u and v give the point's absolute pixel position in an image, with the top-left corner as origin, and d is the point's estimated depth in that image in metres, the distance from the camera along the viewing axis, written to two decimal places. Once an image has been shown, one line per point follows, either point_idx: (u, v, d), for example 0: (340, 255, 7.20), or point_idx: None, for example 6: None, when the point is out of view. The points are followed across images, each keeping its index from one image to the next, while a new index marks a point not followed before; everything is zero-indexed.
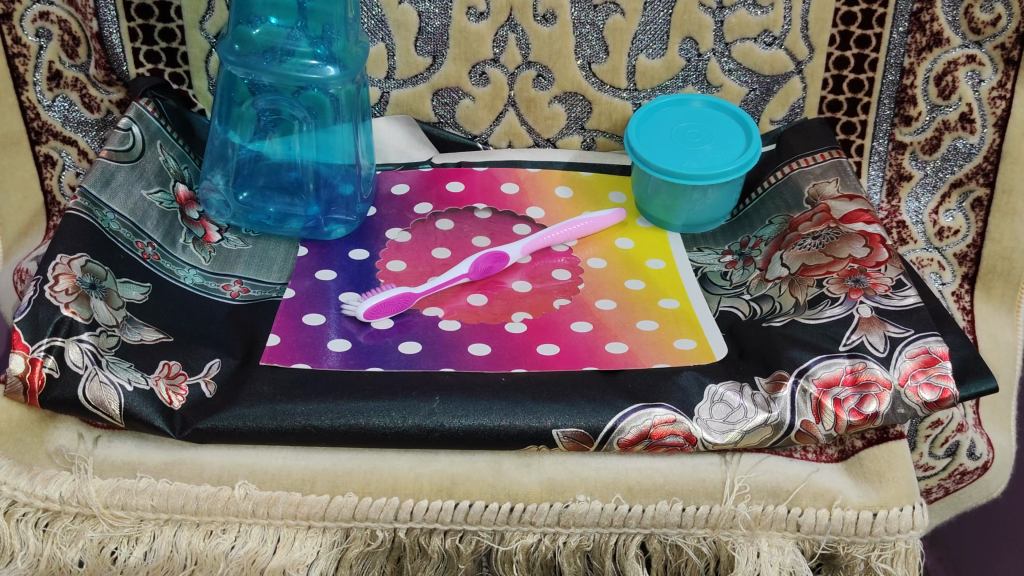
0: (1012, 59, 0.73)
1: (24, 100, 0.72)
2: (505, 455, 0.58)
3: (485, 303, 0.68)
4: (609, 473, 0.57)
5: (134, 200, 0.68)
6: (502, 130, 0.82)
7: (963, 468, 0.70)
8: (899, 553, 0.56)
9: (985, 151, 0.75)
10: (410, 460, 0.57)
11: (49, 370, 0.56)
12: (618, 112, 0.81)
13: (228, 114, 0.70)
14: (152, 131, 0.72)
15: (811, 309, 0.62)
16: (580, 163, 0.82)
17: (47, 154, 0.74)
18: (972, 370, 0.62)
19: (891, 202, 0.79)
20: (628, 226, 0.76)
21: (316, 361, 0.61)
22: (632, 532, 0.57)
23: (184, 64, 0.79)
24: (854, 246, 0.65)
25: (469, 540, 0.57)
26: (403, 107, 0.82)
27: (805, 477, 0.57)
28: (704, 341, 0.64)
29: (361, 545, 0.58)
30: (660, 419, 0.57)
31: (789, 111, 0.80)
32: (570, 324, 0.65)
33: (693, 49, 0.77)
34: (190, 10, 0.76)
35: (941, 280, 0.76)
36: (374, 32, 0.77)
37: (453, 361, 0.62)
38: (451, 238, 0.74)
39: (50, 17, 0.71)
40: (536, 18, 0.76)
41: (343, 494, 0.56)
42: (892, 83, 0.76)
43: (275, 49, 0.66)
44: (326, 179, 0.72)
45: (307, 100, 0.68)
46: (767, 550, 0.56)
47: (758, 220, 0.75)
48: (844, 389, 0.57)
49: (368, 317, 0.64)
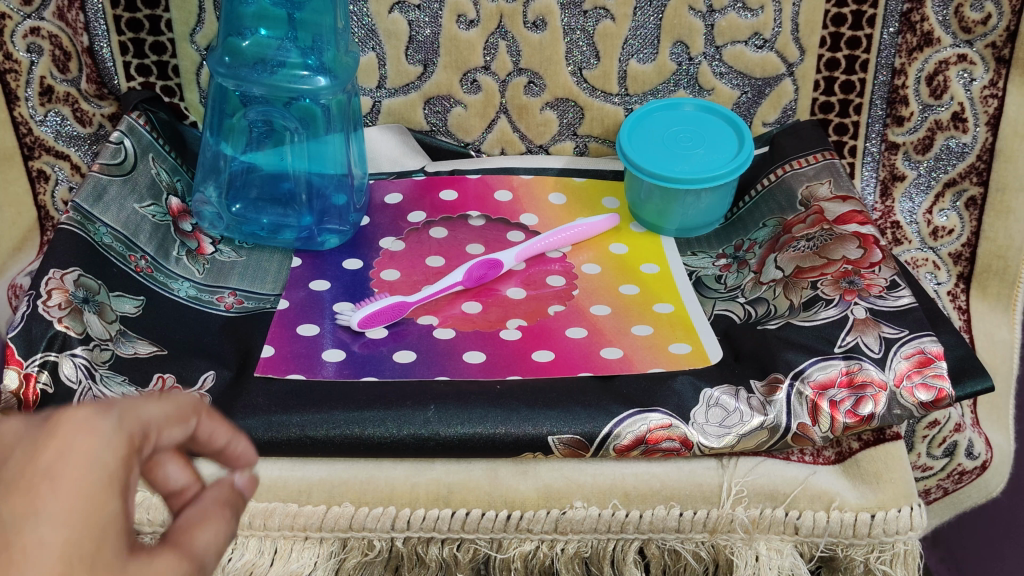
0: (1003, 58, 0.73)
1: (17, 115, 0.72)
2: (501, 462, 0.58)
3: (479, 311, 0.68)
4: (606, 479, 0.57)
5: (126, 213, 0.68)
6: (494, 137, 0.82)
7: (961, 468, 0.70)
8: (898, 554, 0.56)
9: (978, 150, 0.75)
10: (406, 469, 0.57)
11: (43, 386, 0.55)
12: (610, 117, 0.81)
13: (219, 126, 0.70)
14: (144, 144, 0.72)
15: (806, 311, 0.62)
16: (573, 169, 0.82)
17: (39, 169, 0.74)
18: (967, 370, 0.61)
19: (884, 202, 0.79)
20: (621, 231, 0.76)
21: (311, 371, 0.61)
22: (630, 538, 0.57)
23: (175, 76, 0.79)
24: (847, 247, 0.65)
25: (467, 548, 0.58)
26: (395, 116, 0.82)
27: (802, 480, 0.57)
28: (699, 345, 0.64)
29: (358, 556, 0.58)
30: (656, 424, 0.57)
31: (781, 113, 0.80)
32: (565, 330, 0.65)
33: (684, 53, 0.78)
34: (181, 23, 0.76)
35: (935, 279, 0.76)
36: (364, 42, 0.77)
37: (447, 369, 0.62)
38: (446, 245, 0.73)
39: (40, 33, 0.71)
40: (527, 25, 0.76)
41: (340, 504, 0.56)
42: (883, 83, 0.76)
43: (265, 61, 0.66)
44: (319, 189, 0.72)
45: (299, 110, 0.69)
46: (766, 554, 0.56)
47: (752, 222, 0.75)
48: (839, 391, 0.57)
49: (362, 327, 0.64)
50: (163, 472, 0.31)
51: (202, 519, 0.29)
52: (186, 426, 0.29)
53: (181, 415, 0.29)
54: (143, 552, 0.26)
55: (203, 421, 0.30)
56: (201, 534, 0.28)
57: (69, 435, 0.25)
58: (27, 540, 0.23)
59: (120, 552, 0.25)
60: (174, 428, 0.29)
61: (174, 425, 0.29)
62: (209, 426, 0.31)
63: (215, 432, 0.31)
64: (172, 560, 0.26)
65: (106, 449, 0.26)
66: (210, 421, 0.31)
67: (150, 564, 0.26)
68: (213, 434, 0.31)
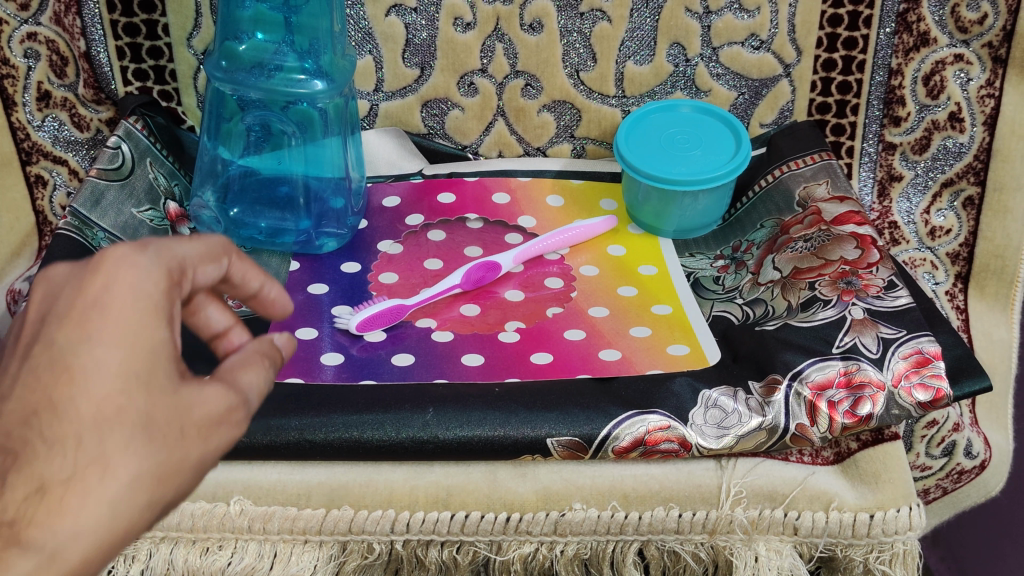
0: (1000, 57, 0.73)
1: (13, 121, 0.72)
2: (500, 465, 0.58)
3: (477, 313, 0.68)
4: (605, 480, 0.57)
5: (123, 218, 0.69)
6: (491, 140, 0.83)
7: (960, 467, 0.70)
8: (897, 554, 0.56)
9: (975, 150, 0.75)
10: (405, 471, 0.57)
11: None
12: (607, 119, 0.81)
13: (217, 129, 0.70)
14: (141, 149, 0.72)
15: (804, 312, 0.63)
16: (571, 171, 0.82)
17: (37, 174, 0.74)
18: (965, 370, 0.61)
19: (882, 202, 0.79)
20: (619, 232, 0.76)
21: (310, 375, 0.61)
22: (630, 539, 0.57)
23: (173, 81, 0.79)
24: (845, 248, 0.65)
25: (467, 550, 0.58)
26: (392, 119, 0.82)
27: (801, 481, 0.57)
28: (697, 346, 0.64)
29: (358, 559, 0.58)
30: (655, 426, 0.57)
31: (779, 114, 0.80)
32: (564, 332, 0.65)
33: (680, 54, 0.78)
34: (178, 27, 0.76)
35: (934, 279, 0.77)
36: (361, 45, 0.78)
37: (446, 372, 0.62)
38: (444, 248, 0.74)
39: (37, 38, 0.71)
40: (523, 27, 0.76)
41: (339, 507, 0.56)
42: (880, 84, 0.76)
43: (263, 65, 0.66)
44: (316, 193, 0.72)
45: (297, 114, 0.69)
46: (766, 554, 0.56)
47: (750, 223, 0.75)
48: (837, 391, 0.57)
49: (360, 330, 0.64)
50: (205, 314, 0.39)
51: (246, 363, 0.36)
52: (217, 265, 0.35)
53: (212, 255, 0.35)
54: (191, 383, 0.32)
55: (234, 263, 0.36)
56: (245, 375, 0.35)
57: (112, 271, 0.31)
58: (86, 363, 0.29)
59: (169, 375, 0.31)
60: (208, 266, 0.35)
61: (208, 263, 0.35)
62: (239, 267, 0.36)
63: (247, 274, 0.37)
64: (219, 391, 0.33)
65: (146, 282, 0.31)
66: (242, 263, 0.36)
67: (199, 390, 0.32)
68: (246, 276, 0.37)
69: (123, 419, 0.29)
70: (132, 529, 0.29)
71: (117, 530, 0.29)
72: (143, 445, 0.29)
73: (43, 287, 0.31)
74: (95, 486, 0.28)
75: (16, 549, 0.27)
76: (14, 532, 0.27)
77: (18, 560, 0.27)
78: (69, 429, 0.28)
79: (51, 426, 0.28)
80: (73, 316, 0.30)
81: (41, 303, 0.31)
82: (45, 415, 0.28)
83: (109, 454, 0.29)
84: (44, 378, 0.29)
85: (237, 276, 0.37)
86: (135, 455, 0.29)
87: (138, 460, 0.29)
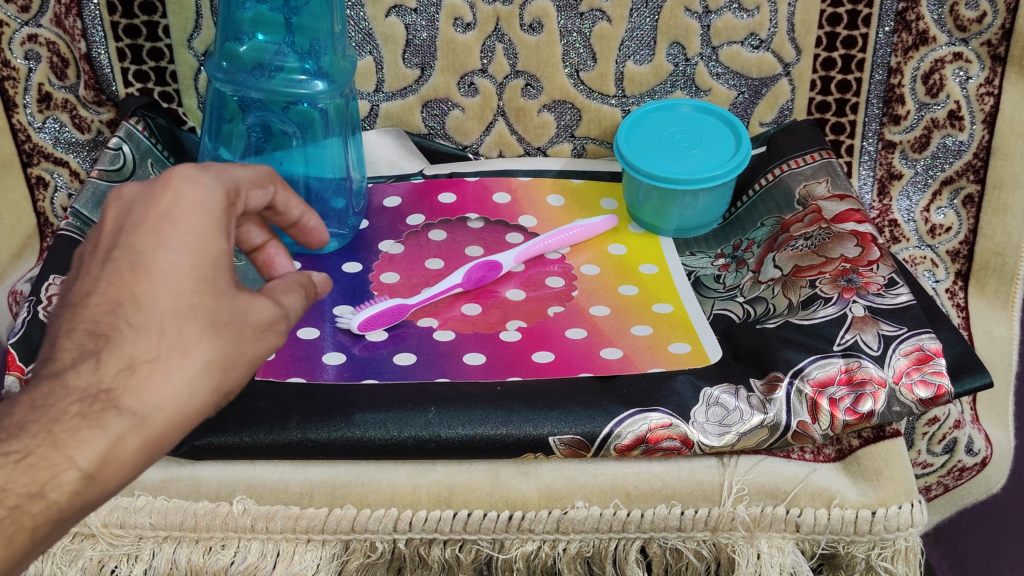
0: (999, 56, 0.73)
1: (14, 122, 0.73)
2: (502, 463, 0.58)
3: (479, 312, 0.68)
4: (607, 478, 0.57)
5: None
6: (491, 140, 0.83)
7: (962, 465, 0.70)
8: (899, 551, 0.56)
9: (974, 148, 0.75)
10: (408, 471, 0.58)
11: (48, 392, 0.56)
12: (607, 118, 0.81)
13: (218, 131, 0.70)
14: (142, 150, 0.73)
15: (804, 310, 0.63)
16: (571, 171, 0.82)
17: (38, 175, 0.75)
18: (966, 366, 0.61)
19: (882, 200, 0.80)
20: (619, 232, 0.76)
21: (311, 375, 0.61)
22: (632, 537, 0.57)
23: (173, 82, 0.79)
24: (845, 246, 0.65)
25: (469, 549, 0.58)
26: (392, 120, 0.82)
27: (802, 478, 0.57)
28: (698, 344, 0.64)
29: (360, 558, 0.58)
30: (657, 423, 0.57)
31: (778, 113, 0.80)
32: (565, 331, 0.66)
33: (680, 54, 0.78)
34: (178, 28, 0.76)
35: (934, 278, 0.77)
36: (361, 46, 0.78)
37: (448, 371, 0.62)
38: (444, 248, 0.74)
39: (38, 40, 0.71)
40: (523, 27, 0.77)
41: (342, 506, 0.56)
42: (880, 82, 0.76)
43: (263, 65, 0.66)
44: (317, 193, 0.72)
45: (297, 115, 0.69)
46: (768, 552, 0.56)
47: (750, 221, 0.75)
48: (838, 388, 0.57)
49: (362, 329, 0.64)
50: (247, 229, 0.49)
51: (288, 288, 0.43)
52: (266, 191, 0.44)
53: (262, 183, 0.44)
54: (245, 294, 0.40)
55: (281, 190, 0.46)
56: (288, 296, 0.43)
57: (180, 191, 0.39)
58: (164, 264, 0.37)
59: (228, 282, 0.39)
60: (261, 192, 0.44)
61: (262, 189, 0.44)
62: (284, 196, 0.46)
63: (290, 203, 0.47)
64: (268, 304, 0.41)
65: (207, 201, 0.39)
66: (285, 193, 0.46)
67: (252, 300, 0.40)
68: (289, 205, 0.47)
69: (196, 313, 0.37)
70: (202, 407, 0.37)
71: (193, 406, 0.37)
72: (213, 335, 0.38)
73: (119, 204, 0.40)
74: (175, 365, 0.36)
75: (113, 411, 0.35)
76: (112, 397, 0.35)
77: (115, 420, 0.35)
78: (152, 317, 0.36)
79: (135, 315, 0.36)
80: (149, 229, 0.38)
81: (117, 217, 0.39)
82: (129, 305, 0.37)
83: (186, 340, 0.37)
84: (133, 273, 0.37)
85: (281, 204, 0.47)
86: (208, 342, 0.37)
87: (207, 346, 0.37)
